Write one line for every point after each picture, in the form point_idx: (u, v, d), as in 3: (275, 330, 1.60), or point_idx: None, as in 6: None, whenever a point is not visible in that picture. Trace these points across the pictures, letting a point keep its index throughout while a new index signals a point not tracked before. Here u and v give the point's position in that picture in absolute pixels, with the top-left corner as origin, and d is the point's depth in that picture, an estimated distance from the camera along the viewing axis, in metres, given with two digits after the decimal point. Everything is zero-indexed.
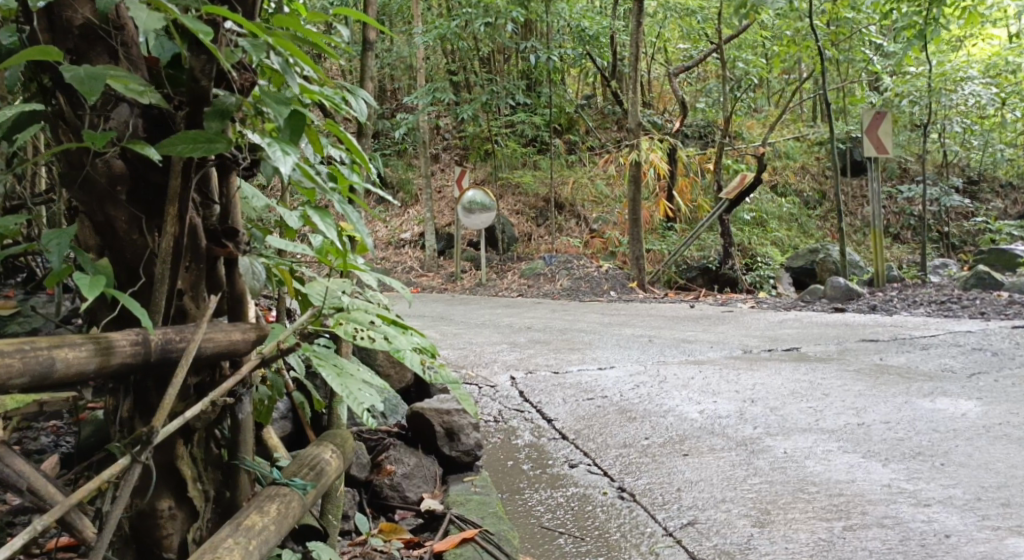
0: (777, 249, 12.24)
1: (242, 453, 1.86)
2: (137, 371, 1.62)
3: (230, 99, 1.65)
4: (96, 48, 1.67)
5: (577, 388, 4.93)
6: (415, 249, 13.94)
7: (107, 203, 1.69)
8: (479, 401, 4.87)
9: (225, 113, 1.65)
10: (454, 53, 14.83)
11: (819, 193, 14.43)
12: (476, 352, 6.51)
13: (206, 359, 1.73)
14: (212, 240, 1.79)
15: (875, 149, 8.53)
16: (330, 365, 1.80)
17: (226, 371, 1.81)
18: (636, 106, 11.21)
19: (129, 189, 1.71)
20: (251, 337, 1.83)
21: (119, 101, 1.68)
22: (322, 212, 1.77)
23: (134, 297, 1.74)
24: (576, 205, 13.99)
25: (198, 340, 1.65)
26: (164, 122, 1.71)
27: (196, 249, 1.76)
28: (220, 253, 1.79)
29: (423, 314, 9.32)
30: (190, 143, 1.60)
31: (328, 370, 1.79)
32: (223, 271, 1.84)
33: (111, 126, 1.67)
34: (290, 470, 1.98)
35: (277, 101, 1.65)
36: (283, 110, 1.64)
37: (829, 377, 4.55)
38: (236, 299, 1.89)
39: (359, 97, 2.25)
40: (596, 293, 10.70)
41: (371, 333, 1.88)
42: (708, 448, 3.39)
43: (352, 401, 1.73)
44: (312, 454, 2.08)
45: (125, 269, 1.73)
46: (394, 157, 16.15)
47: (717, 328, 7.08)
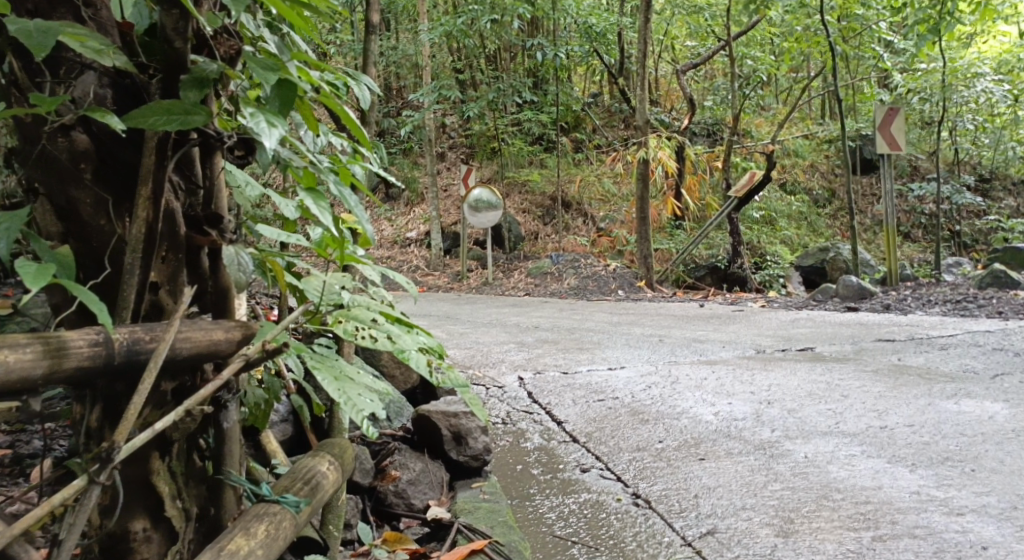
0: (786, 248, 12.09)
1: (227, 466, 1.75)
2: (100, 376, 1.46)
3: (210, 67, 1.53)
4: (60, 10, 1.57)
5: (587, 389, 4.80)
6: (420, 248, 13.83)
7: (70, 184, 1.57)
8: (486, 402, 4.75)
9: (204, 82, 1.52)
10: (460, 50, 14.70)
11: (828, 192, 14.27)
12: (483, 352, 6.39)
13: (183, 361, 1.57)
14: (193, 227, 1.67)
15: (888, 146, 8.37)
16: (327, 369, 1.67)
17: (207, 375, 1.67)
18: (644, 104, 11.07)
19: (95, 168, 1.59)
20: (236, 338, 1.67)
21: (84, 68, 1.56)
22: (317, 196, 1.64)
23: (101, 287, 1.61)
24: (583, 204, 13.85)
25: (171, 339, 1.49)
26: (136, 94, 1.59)
27: (173, 236, 1.64)
28: (200, 242, 1.67)
29: (429, 314, 9.21)
30: (164, 114, 1.45)
31: (325, 374, 1.66)
32: (205, 262, 1.71)
33: (74, 95, 1.55)
34: (283, 484, 1.83)
35: (263, 68, 1.50)
36: (271, 77, 1.49)
37: (846, 377, 4.42)
38: (220, 293, 1.73)
39: (363, 83, 2.15)
40: (603, 293, 10.57)
41: (373, 332, 1.76)
42: (726, 452, 3.27)
43: (350, 409, 1.60)
44: (308, 466, 1.94)
45: (91, 257, 1.60)
46: (399, 155, 16.03)
47: (729, 328, 6.95)
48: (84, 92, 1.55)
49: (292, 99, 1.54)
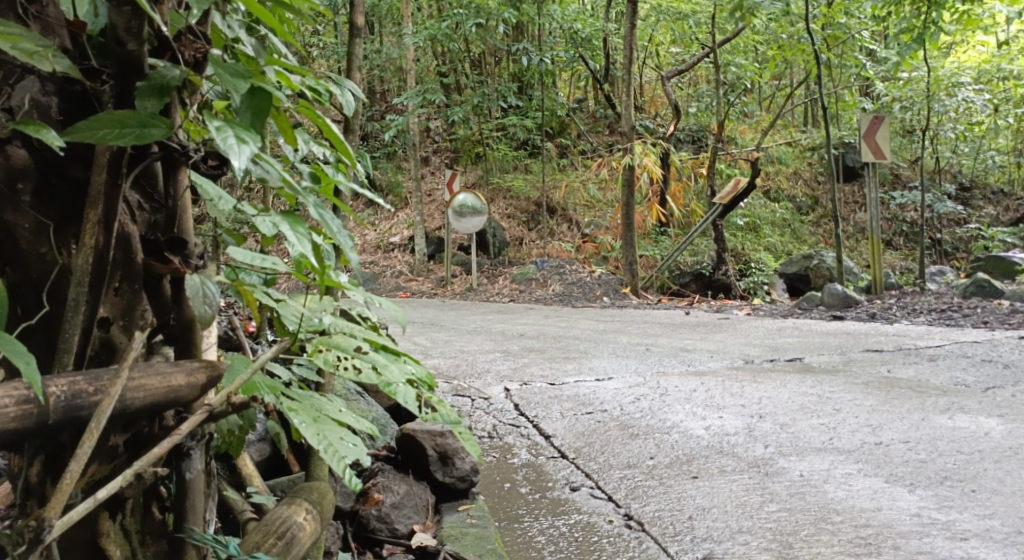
0: (771, 255, 12.07)
1: (191, 523, 1.59)
2: (31, 438, 1.29)
3: (170, 73, 1.40)
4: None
5: (574, 401, 4.71)
6: (404, 253, 13.72)
7: (6, 207, 1.44)
8: (471, 415, 4.66)
9: (164, 89, 1.38)
10: (444, 54, 14.60)
11: (812, 198, 14.26)
12: (468, 361, 6.29)
13: (134, 413, 1.40)
14: (152, 254, 1.53)
15: (873, 155, 8.35)
16: (306, 412, 1.55)
17: (168, 422, 1.52)
18: (629, 110, 11.01)
19: (34, 187, 1.45)
20: (199, 382, 1.47)
21: (24, 73, 1.43)
22: (294, 220, 1.50)
23: (41, 324, 1.47)
24: (567, 209, 13.78)
25: (116, 393, 1.32)
26: (85, 99, 1.48)
27: (128, 265, 1.50)
28: (161, 269, 1.51)
29: (413, 321, 9.10)
30: (116, 127, 1.31)
31: (303, 417, 1.53)
32: (168, 289, 1.56)
33: (12, 102, 1.43)
34: (252, 544, 1.69)
35: (232, 75, 1.38)
36: (240, 85, 1.37)
37: (837, 390, 4.35)
38: (183, 325, 1.55)
39: (347, 88, 2.12)
40: (588, 299, 10.49)
41: (356, 364, 1.67)
42: (719, 470, 3.19)
43: (329, 456, 1.47)
44: (281, 515, 1.81)
45: (29, 287, 1.47)
46: (383, 159, 15.90)
47: (715, 337, 6.89)
48: (20, 100, 1.43)
49: (264, 111, 1.43)
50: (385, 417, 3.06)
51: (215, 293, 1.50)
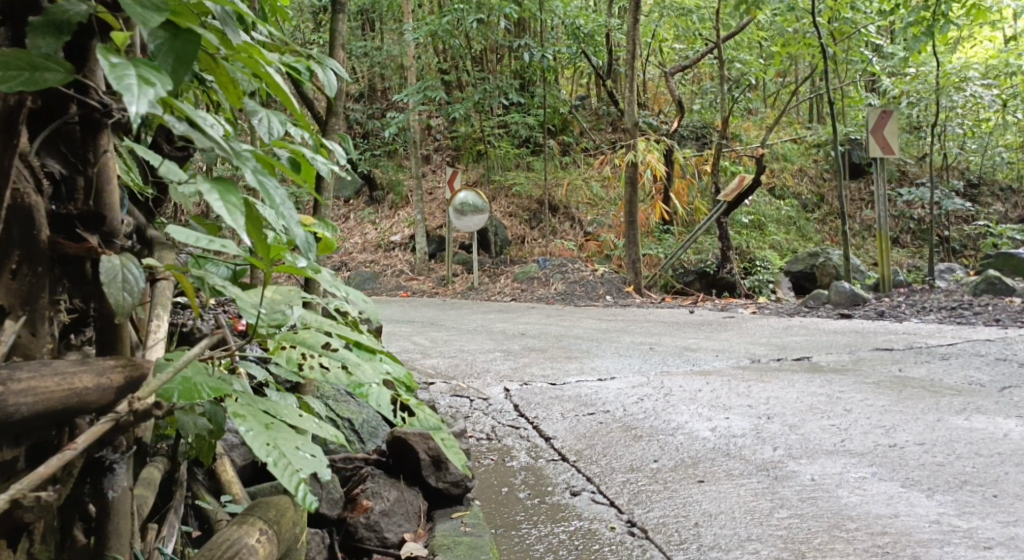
0: (776, 253, 11.92)
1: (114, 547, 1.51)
2: None
3: (71, 8, 1.36)
4: None
5: (576, 402, 4.58)
6: (405, 252, 13.58)
7: None
8: (470, 416, 4.53)
9: (61, 26, 1.35)
10: (445, 51, 14.45)
11: (818, 196, 14.08)
12: (468, 361, 6.16)
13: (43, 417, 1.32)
14: (63, 233, 1.49)
15: (881, 149, 8.20)
16: (255, 419, 1.41)
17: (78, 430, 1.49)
18: (632, 106, 10.85)
19: None
20: (115, 383, 1.43)
21: None
22: (226, 188, 1.33)
23: None
24: (570, 207, 13.64)
25: None
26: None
27: (35, 246, 1.45)
28: (74, 250, 1.48)
29: (413, 321, 8.97)
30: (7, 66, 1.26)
31: (251, 425, 1.39)
32: (87, 269, 1.53)
33: None
34: None
35: (142, 7, 1.26)
36: (150, 17, 1.25)
37: (847, 390, 4.21)
38: (104, 316, 1.53)
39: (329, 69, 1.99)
40: (591, 298, 10.35)
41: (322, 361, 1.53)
42: (726, 474, 3.05)
43: (280, 472, 1.33)
44: (230, 537, 1.69)
45: None
46: (384, 158, 15.75)
47: (720, 335, 6.74)
48: None
49: (187, 56, 1.33)
50: (377, 420, 2.93)
51: (136, 279, 1.48)
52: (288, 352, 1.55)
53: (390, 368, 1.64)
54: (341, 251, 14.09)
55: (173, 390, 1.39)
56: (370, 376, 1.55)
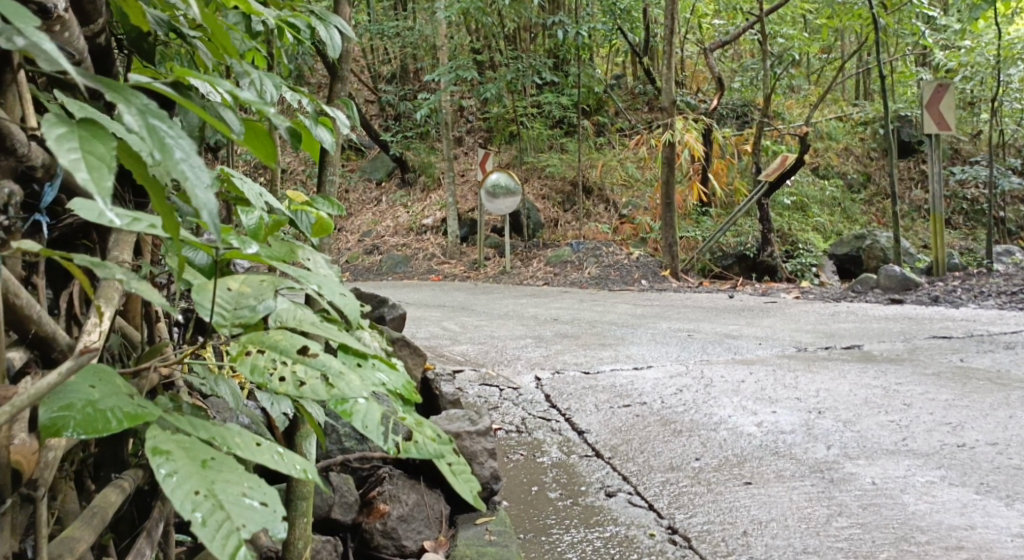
0: (819, 235, 11.55)
1: None
2: None
3: None
4: None
5: (611, 392, 4.34)
6: (437, 235, 13.37)
7: None
8: (499, 406, 4.32)
9: None
10: (478, 29, 14.19)
11: (863, 176, 13.66)
12: (498, 348, 5.95)
13: None
14: None
15: (936, 125, 7.81)
16: (184, 459, 1.06)
17: None
18: (670, 83, 10.53)
19: None
20: None
21: None
22: (91, 137, 0.96)
23: None
24: (604, 189, 13.38)
25: None
26: None
27: None
28: None
29: (443, 306, 8.79)
30: None
31: (177, 466, 1.04)
32: None
33: None
34: None
35: None
36: None
37: (904, 381, 3.93)
38: None
39: (333, 28, 1.80)
40: (626, 282, 10.09)
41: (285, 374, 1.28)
42: (775, 475, 2.80)
43: (210, 537, 0.99)
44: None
45: None
46: (417, 140, 15.55)
47: (763, 322, 6.45)
48: None
49: None
50: None
51: None
52: (258, 357, 1.27)
53: (384, 378, 1.39)
54: (373, 234, 13.97)
55: (68, 417, 1.03)
56: (354, 391, 1.28)
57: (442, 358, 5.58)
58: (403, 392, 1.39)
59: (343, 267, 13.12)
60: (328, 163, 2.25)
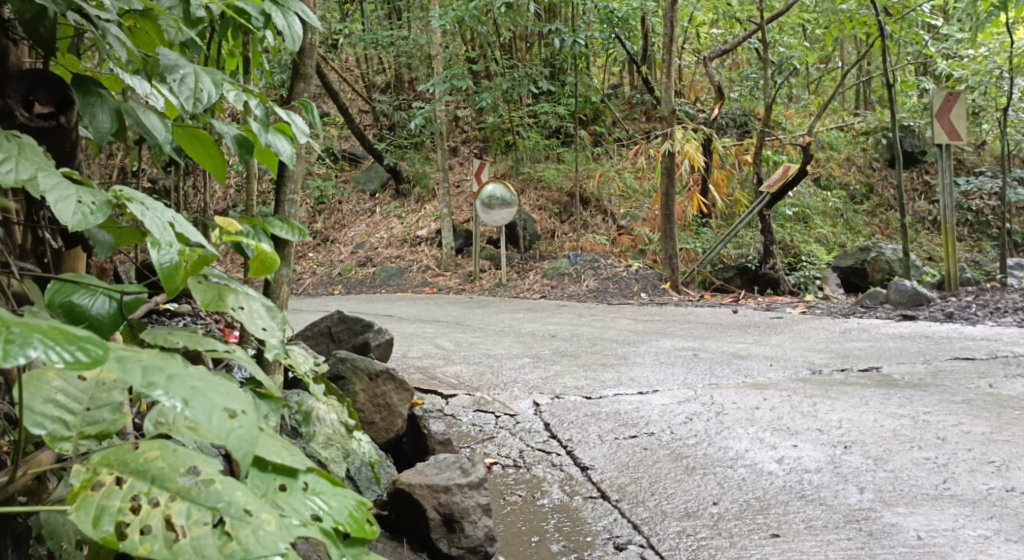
0: (823, 247, 11.25)
1: None
2: None
3: None
4: None
5: (615, 421, 4.03)
6: (431, 247, 13.06)
7: None
8: (495, 437, 4.02)
9: None
10: (473, 37, 13.90)
11: (866, 186, 13.36)
12: (493, 368, 5.64)
13: None
14: None
15: (947, 135, 7.55)
16: None
17: None
18: (669, 90, 10.24)
19: None
20: None
21: None
22: None
23: None
24: (602, 200, 13.12)
25: None
26: None
27: None
28: None
29: (437, 321, 8.50)
30: None
31: None
32: None
33: None
34: None
35: None
36: None
37: (934, 411, 3.63)
38: None
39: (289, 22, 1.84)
40: (625, 296, 9.80)
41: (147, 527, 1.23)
42: (806, 525, 2.49)
43: None
44: None
45: None
46: (411, 150, 15.20)
47: (772, 339, 6.15)
48: None
49: None
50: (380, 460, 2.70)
51: None
52: (116, 493, 1.24)
53: (313, 510, 1.39)
54: (367, 246, 13.67)
55: None
56: (265, 546, 1.26)
57: (434, 380, 5.28)
58: (342, 528, 1.42)
59: (336, 280, 12.80)
60: (288, 178, 2.11)
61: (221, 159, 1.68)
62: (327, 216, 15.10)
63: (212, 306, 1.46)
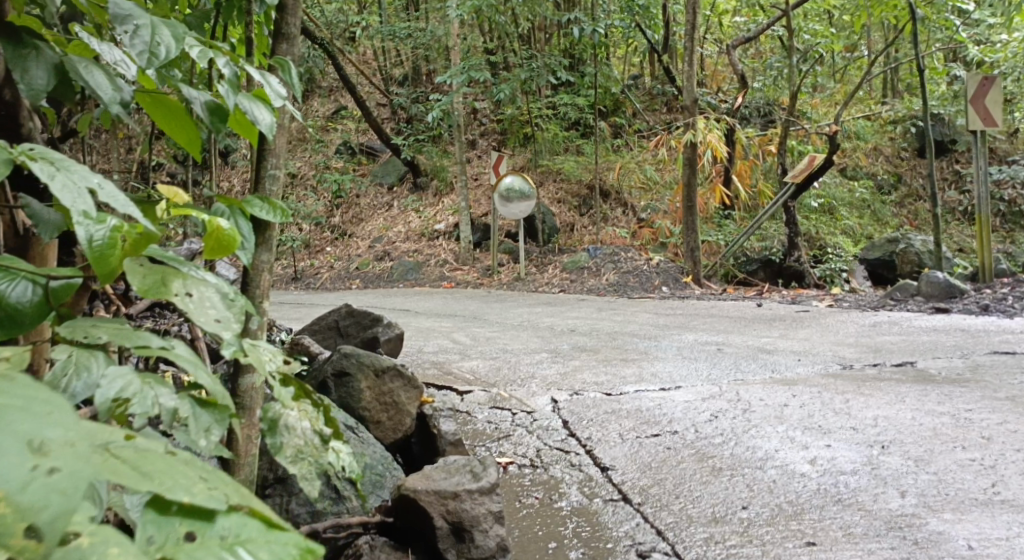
0: (849, 239, 10.99)
1: None
2: None
3: None
4: None
5: (637, 419, 3.84)
6: (449, 241, 12.92)
7: None
8: (512, 435, 3.85)
9: None
10: (491, 28, 13.73)
11: (894, 177, 13.06)
12: (510, 364, 5.47)
13: None
14: None
15: (982, 121, 7.31)
16: None
17: None
18: (690, 79, 10.02)
19: None
20: None
21: None
22: None
23: None
24: (622, 192, 12.89)
25: None
26: None
27: None
28: None
29: (454, 316, 8.35)
30: None
31: None
32: None
33: None
34: None
35: None
36: None
37: (977, 409, 3.43)
38: None
39: None
40: (646, 289, 9.61)
41: None
42: (845, 532, 2.31)
43: None
44: None
45: None
46: (429, 143, 15.04)
47: (800, 333, 5.94)
48: None
49: None
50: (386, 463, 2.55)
51: None
52: None
53: None
54: (384, 240, 13.55)
55: None
56: None
57: (449, 376, 5.12)
58: None
59: (354, 274, 12.72)
60: (270, 151, 1.77)
61: (196, 131, 1.48)
62: (345, 210, 14.99)
63: (151, 292, 1.29)
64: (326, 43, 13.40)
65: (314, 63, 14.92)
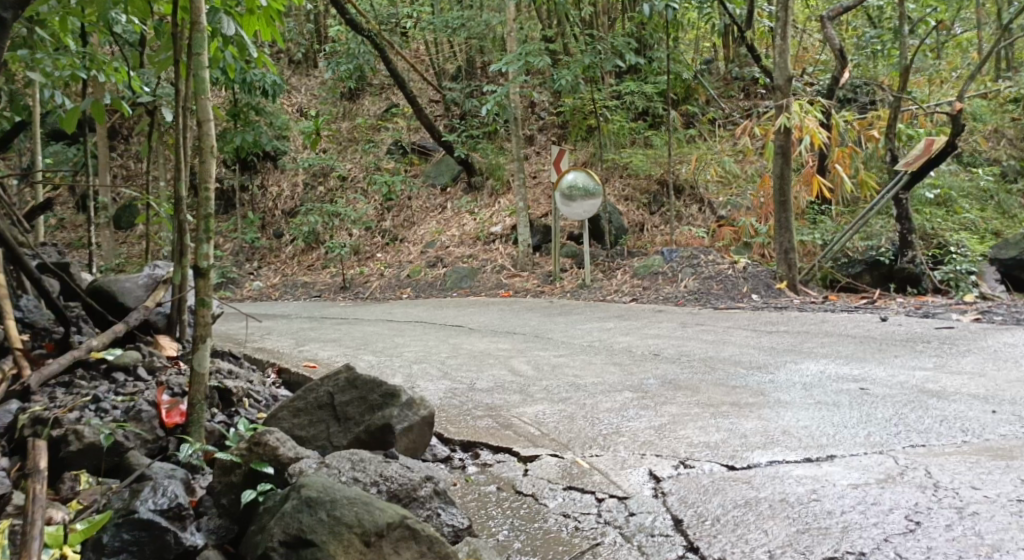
0: (972, 235, 9.46)
1: None
2: None
3: None
4: None
5: (794, 520, 2.58)
6: (506, 245, 11.70)
7: None
8: (596, 538, 2.66)
9: None
10: (549, 11, 12.42)
11: (1020, 161, 11.48)
12: (586, 408, 4.21)
13: None
14: None
15: None
16: None
17: None
18: (784, 55, 8.55)
19: None
20: None
21: None
22: None
23: None
24: (698, 187, 11.47)
25: None
26: None
27: None
28: None
29: (513, 333, 7.14)
30: None
31: None
32: None
33: None
34: None
35: None
36: None
37: None
38: None
39: None
40: (733, 298, 8.25)
41: None
42: None
43: None
44: None
45: None
46: (483, 140, 13.76)
47: (964, 364, 4.55)
48: None
49: None
50: None
51: None
52: None
53: None
54: (438, 244, 12.41)
55: None
56: None
57: (506, 429, 3.86)
58: None
59: (404, 283, 11.55)
60: None
61: None
62: (396, 213, 13.83)
63: None
64: (371, 34, 12.17)
65: (363, 58, 13.76)
